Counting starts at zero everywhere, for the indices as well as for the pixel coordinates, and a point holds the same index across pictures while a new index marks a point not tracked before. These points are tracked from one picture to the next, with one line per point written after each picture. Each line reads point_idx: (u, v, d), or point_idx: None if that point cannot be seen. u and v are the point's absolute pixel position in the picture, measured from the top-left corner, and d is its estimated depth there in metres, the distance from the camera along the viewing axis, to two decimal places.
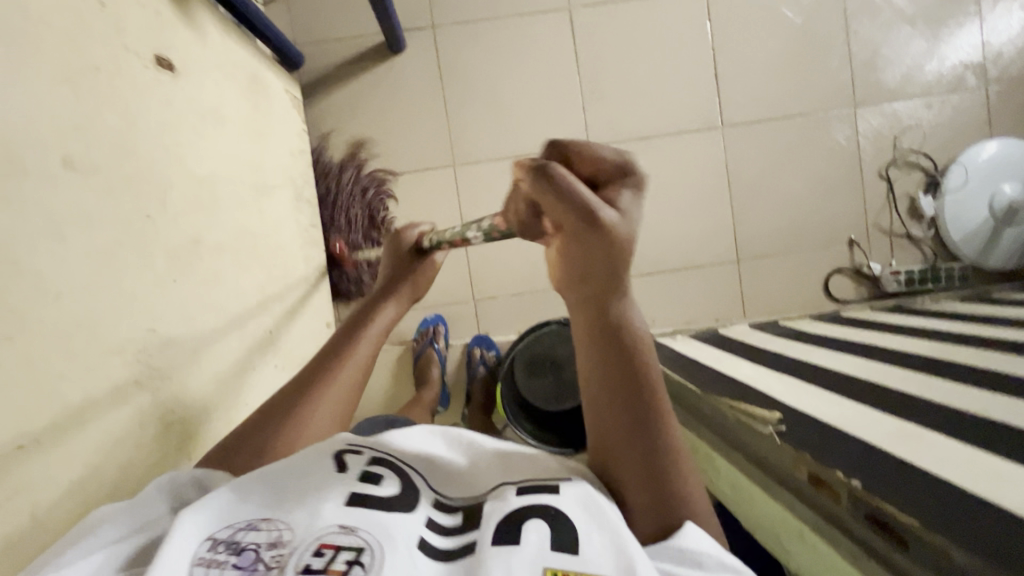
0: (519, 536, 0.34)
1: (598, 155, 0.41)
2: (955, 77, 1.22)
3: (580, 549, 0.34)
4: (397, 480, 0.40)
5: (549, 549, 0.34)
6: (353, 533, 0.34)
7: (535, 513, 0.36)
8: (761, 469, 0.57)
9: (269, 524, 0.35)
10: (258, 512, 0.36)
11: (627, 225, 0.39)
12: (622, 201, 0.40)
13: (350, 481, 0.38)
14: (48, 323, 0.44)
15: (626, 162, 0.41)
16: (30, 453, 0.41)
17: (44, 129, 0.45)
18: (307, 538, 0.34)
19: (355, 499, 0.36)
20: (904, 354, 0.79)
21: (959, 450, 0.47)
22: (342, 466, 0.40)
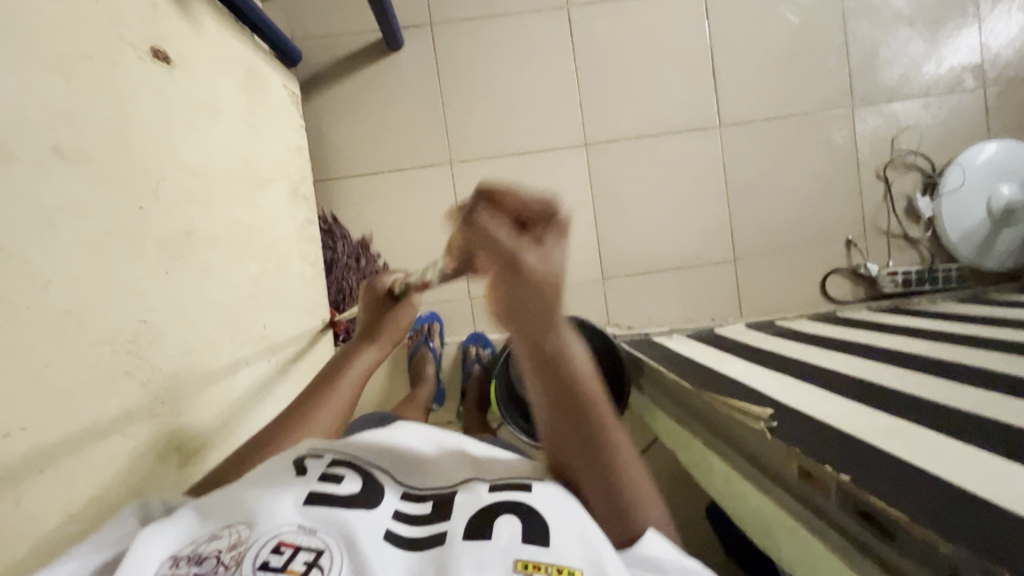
0: (491, 532, 0.39)
1: (522, 197, 0.41)
2: (953, 78, 1.22)
3: (550, 541, 0.39)
4: (358, 479, 0.44)
5: (521, 542, 0.39)
6: (313, 535, 0.37)
7: (505, 509, 0.42)
8: (753, 464, 0.56)
9: (229, 530, 0.38)
10: (218, 522, 0.39)
11: (549, 267, 0.41)
12: (547, 242, 0.41)
13: (310, 483, 0.42)
14: (37, 311, 0.44)
15: (551, 202, 0.41)
16: (17, 443, 0.41)
17: (36, 116, 0.45)
18: (265, 537, 0.37)
19: (314, 500, 0.40)
20: (899, 353, 0.78)
21: (952, 448, 0.46)
22: (302, 470, 0.44)
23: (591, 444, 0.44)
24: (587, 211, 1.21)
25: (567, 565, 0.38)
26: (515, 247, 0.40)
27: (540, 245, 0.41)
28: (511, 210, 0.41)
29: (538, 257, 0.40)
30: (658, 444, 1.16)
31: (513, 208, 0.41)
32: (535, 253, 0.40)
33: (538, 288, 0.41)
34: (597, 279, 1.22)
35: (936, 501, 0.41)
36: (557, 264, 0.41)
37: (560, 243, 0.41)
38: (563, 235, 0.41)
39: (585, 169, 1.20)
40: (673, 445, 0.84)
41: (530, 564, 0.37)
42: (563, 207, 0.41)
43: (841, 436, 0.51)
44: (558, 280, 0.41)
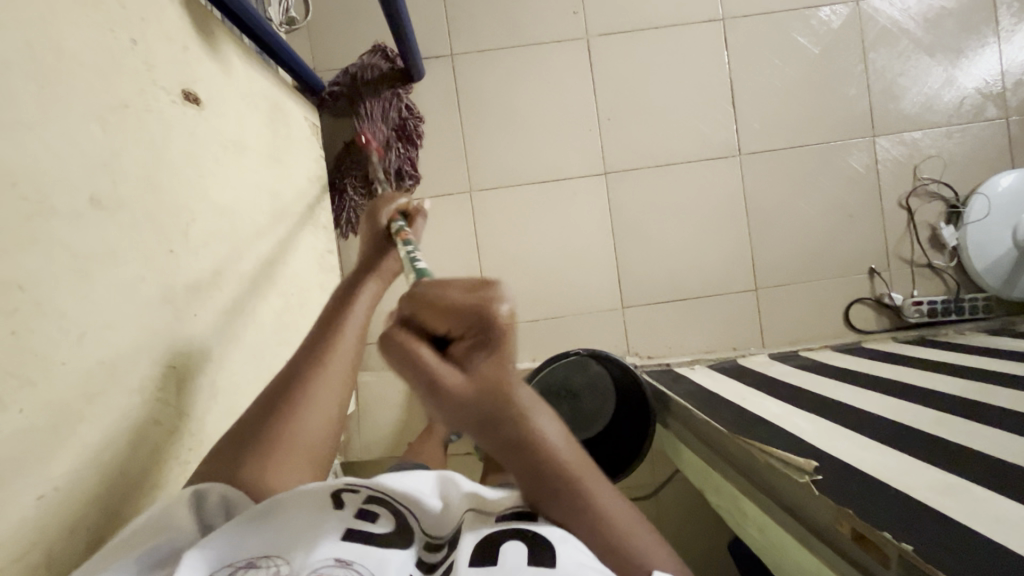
0: (496, 558, 0.38)
1: (445, 306, 0.35)
2: (975, 106, 1.22)
3: (557, 562, 0.37)
4: (393, 518, 0.43)
5: (525, 565, 0.37)
6: (347, 569, 0.37)
7: (510, 536, 0.40)
8: (794, 517, 0.54)
9: (268, 562, 0.38)
10: (257, 551, 0.38)
11: (476, 387, 0.34)
12: (474, 358, 0.34)
13: (348, 518, 0.41)
14: (72, 366, 0.43)
15: (482, 311, 0.34)
16: (49, 504, 0.40)
17: (75, 170, 0.45)
18: (302, 568, 0.37)
19: (351, 536, 0.40)
20: (936, 392, 0.76)
21: (1012, 512, 0.44)
22: (339, 502, 0.43)
23: (573, 507, 0.40)
24: (606, 240, 1.20)
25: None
26: (434, 371, 0.34)
27: (472, 358, 0.34)
28: (440, 319, 0.35)
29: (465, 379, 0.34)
30: (679, 477, 1.14)
31: (440, 318, 0.35)
32: (463, 375, 0.34)
33: (477, 409, 0.34)
34: (616, 308, 1.20)
35: (999, 571, 0.39)
36: (492, 379, 0.34)
37: (497, 354, 0.34)
38: (502, 346, 0.34)
39: (604, 197, 1.19)
40: (701, 483, 0.82)
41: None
42: (500, 313, 0.34)
43: (891, 495, 0.50)
44: (502, 387, 0.34)
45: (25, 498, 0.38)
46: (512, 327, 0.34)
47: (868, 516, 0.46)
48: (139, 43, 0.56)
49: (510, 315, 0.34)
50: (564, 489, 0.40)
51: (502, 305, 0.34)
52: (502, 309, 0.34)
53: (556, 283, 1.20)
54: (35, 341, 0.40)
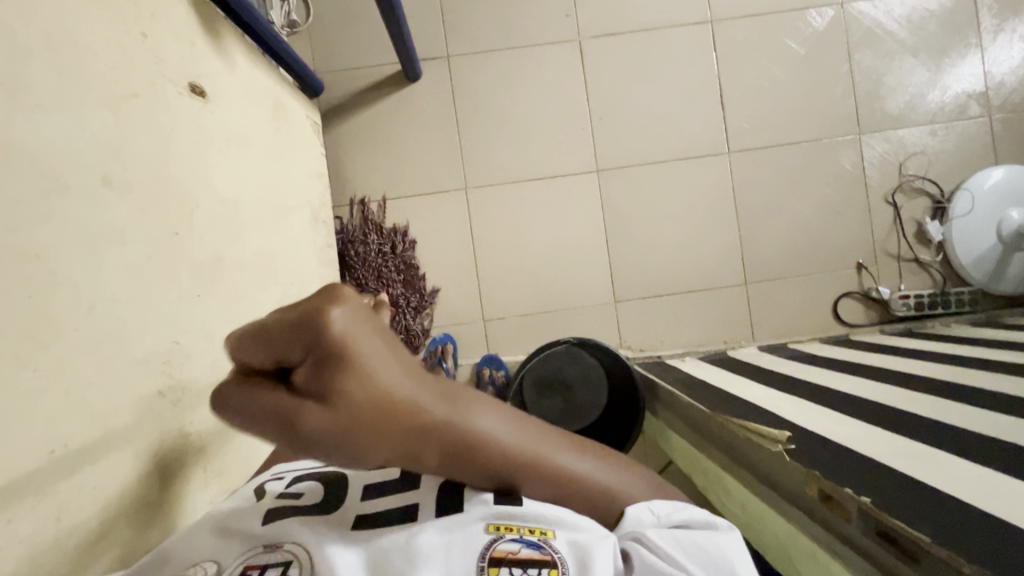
0: (461, 503, 0.37)
1: (264, 339, 0.28)
2: (958, 105, 1.25)
3: (523, 500, 0.36)
4: (319, 486, 0.41)
5: (490, 504, 0.36)
6: (276, 551, 0.35)
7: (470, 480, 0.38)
8: (772, 487, 0.56)
9: (195, 566, 0.36)
10: (182, 559, 0.37)
11: (352, 416, 0.28)
12: (329, 384, 0.27)
13: (269, 501, 0.39)
14: (82, 334, 0.45)
15: (305, 331, 0.27)
16: (60, 460, 0.43)
17: (87, 152, 0.48)
18: (230, 563, 0.35)
19: (275, 515, 0.37)
20: (915, 376, 0.79)
21: (974, 474, 0.47)
22: (258, 493, 0.40)
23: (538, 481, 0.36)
24: (599, 236, 1.23)
25: (541, 527, 0.36)
26: (295, 416, 0.28)
27: (323, 387, 0.28)
28: (260, 353, 0.29)
29: (332, 410, 0.28)
30: (672, 469, 1.15)
31: (264, 355, 0.28)
32: (324, 406, 0.28)
33: (364, 437, 0.29)
34: (609, 303, 1.23)
35: (954, 522, 0.41)
36: (360, 400, 0.28)
37: (350, 371, 0.27)
38: (351, 361, 0.27)
39: (596, 195, 1.23)
40: (688, 468, 0.84)
41: (504, 526, 0.36)
42: (330, 325, 0.27)
43: (863, 461, 0.52)
44: (381, 401, 0.28)
45: (38, 452, 0.41)
46: (355, 335, 0.27)
47: (836, 479, 0.48)
48: (148, 38, 0.59)
49: (341, 320, 0.27)
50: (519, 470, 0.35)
51: (331, 311, 0.26)
52: (324, 322, 0.26)
53: (551, 278, 1.22)
54: (50, 307, 0.43)
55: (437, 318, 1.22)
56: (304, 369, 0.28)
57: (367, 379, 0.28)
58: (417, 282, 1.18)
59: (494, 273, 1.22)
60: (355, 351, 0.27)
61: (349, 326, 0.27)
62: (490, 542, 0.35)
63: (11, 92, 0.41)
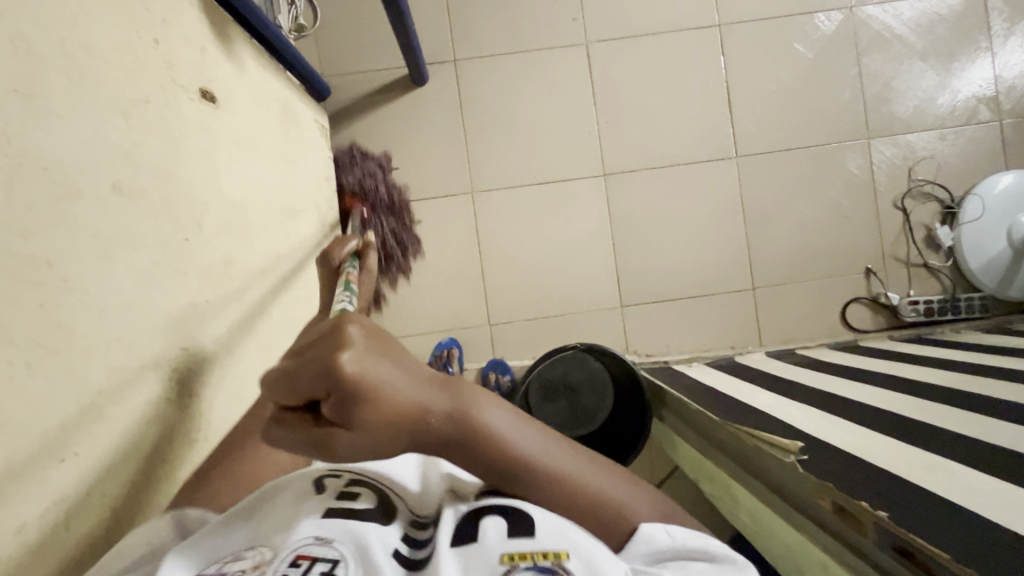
0: (477, 533, 0.37)
1: (288, 377, 0.28)
2: (968, 109, 1.24)
3: (536, 532, 0.36)
4: (375, 493, 0.40)
5: (507, 537, 0.36)
6: (328, 546, 0.36)
7: (490, 510, 0.38)
8: (781, 496, 0.56)
9: (253, 551, 0.37)
10: (243, 542, 0.38)
11: (376, 432, 0.30)
12: (355, 413, 0.28)
13: (327, 499, 0.39)
14: (92, 341, 0.45)
15: (325, 368, 0.27)
16: (68, 467, 0.43)
17: (99, 158, 0.48)
18: (284, 552, 0.36)
19: (331, 513, 0.38)
20: (926, 384, 0.78)
21: (990, 484, 0.46)
22: (319, 487, 0.41)
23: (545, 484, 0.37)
24: (606, 240, 1.22)
25: (554, 550, 0.35)
26: (324, 444, 0.29)
27: (344, 418, 0.28)
28: (285, 395, 0.28)
29: (359, 433, 0.29)
30: (678, 475, 1.14)
31: (287, 394, 0.28)
32: (347, 434, 0.29)
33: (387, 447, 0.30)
34: (615, 307, 1.23)
35: (970, 535, 0.41)
36: (380, 422, 0.29)
37: (367, 398, 0.28)
38: (368, 391, 0.28)
39: (603, 199, 1.22)
40: (695, 474, 0.83)
41: (517, 555, 0.35)
42: (347, 364, 0.28)
43: (876, 472, 0.51)
44: (396, 417, 0.30)
45: (46, 460, 0.41)
46: (368, 368, 0.29)
47: (851, 492, 0.48)
48: (160, 43, 0.59)
49: (355, 356, 0.28)
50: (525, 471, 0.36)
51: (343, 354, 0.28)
52: (343, 359, 0.28)
53: (557, 282, 1.22)
54: (61, 313, 0.43)
55: (443, 321, 1.21)
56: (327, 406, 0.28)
57: (385, 401, 0.29)
58: (404, 215, 1.19)
59: (500, 276, 1.22)
60: (372, 379, 0.29)
61: (364, 359, 0.29)
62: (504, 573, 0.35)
63: (24, 99, 0.41)
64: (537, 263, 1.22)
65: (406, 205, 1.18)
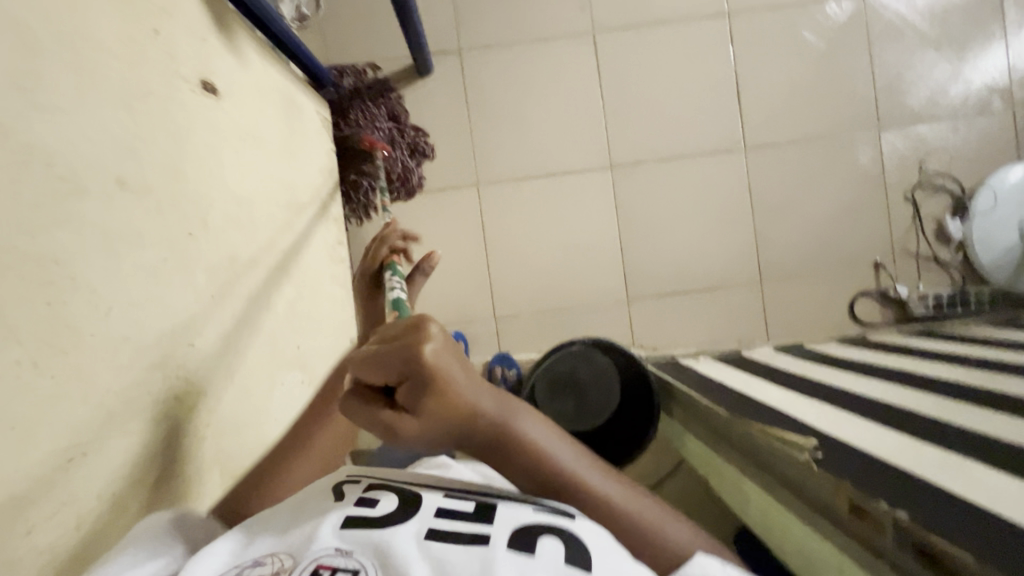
0: (533, 549, 0.34)
1: (378, 363, 0.36)
2: (980, 100, 1.22)
3: (593, 566, 0.34)
4: (396, 499, 0.39)
5: (562, 564, 0.34)
6: (350, 556, 0.33)
7: (549, 530, 0.36)
8: (798, 496, 0.55)
9: (272, 558, 0.35)
10: (263, 550, 0.36)
11: (429, 417, 0.37)
12: (419, 399, 0.37)
13: (348, 507, 0.38)
14: (99, 339, 0.45)
15: (409, 358, 0.36)
16: (79, 467, 0.42)
17: (102, 153, 0.47)
18: (304, 560, 0.33)
19: (351, 523, 0.36)
20: (938, 379, 0.77)
21: (1010, 482, 0.45)
22: (339, 496, 0.40)
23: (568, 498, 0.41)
24: (612, 233, 1.21)
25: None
26: (393, 419, 0.37)
27: (416, 400, 0.37)
28: (375, 377, 0.37)
29: (419, 416, 0.37)
30: (683, 470, 1.14)
31: (374, 375, 0.36)
32: (416, 414, 0.37)
33: (438, 431, 0.38)
34: (621, 301, 1.22)
35: (990, 533, 0.40)
36: (439, 409, 0.37)
37: (437, 387, 0.37)
38: (439, 380, 0.37)
39: (609, 192, 1.21)
40: (704, 470, 0.83)
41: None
42: (427, 355, 0.36)
43: (892, 470, 0.50)
44: (450, 408, 0.38)
45: (56, 460, 0.40)
46: (440, 361, 0.37)
47: (868, 491, 0.47)
48: (162, 34, 0.58)
49: (434, 350, 0.37)
50: (552, 477, 0.41)
51: (426, 347, 0.36)
52: (425, 350, 0.36)
53: (562, 276, 1.21)
54: (69, 312, 0.42)
55: (449, 315, 1.21)
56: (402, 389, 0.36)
57: (445, 394, 0.37)
58: (405, 121, 1.14)
59: (506, 269, 1.21)
60: (441, 371, 0.37)
61: (439, 355, 0.37)
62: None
63: (25, 92, 0.40)
64: (543, 256, 1.21)
65: (404, 109, 1.13)
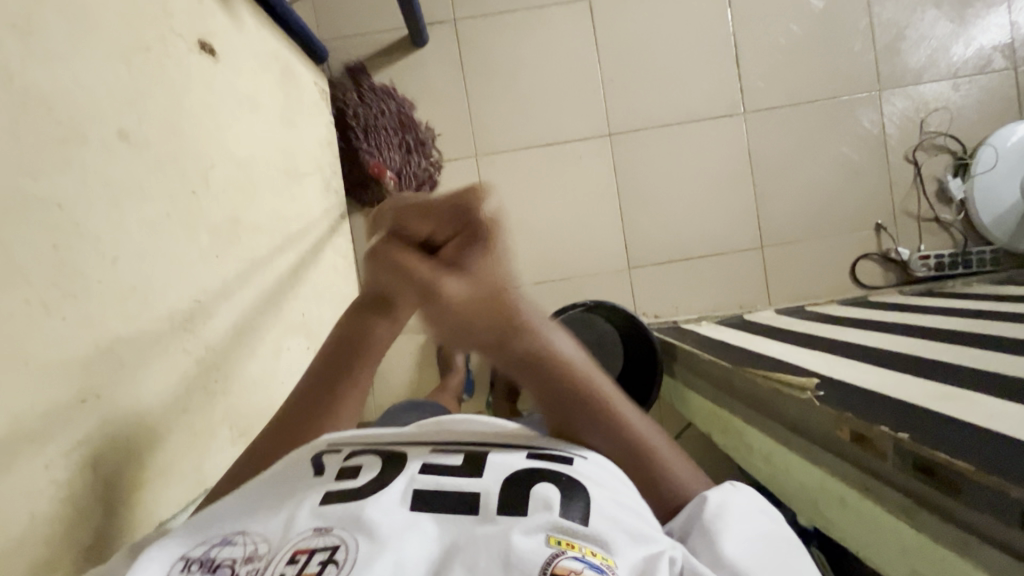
0: (527, 505, 0.33)
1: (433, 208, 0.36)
2: (982, 59, 1.20)
3: (590, 520, 0.33)
4: (379, 463, 0.37)
5: (557, 517, 0.33)
6: (327, 534, 0.31)
7: (545, 480, 0.35)
8: (800, 434, 0.56)
9: (245, 538, 0.33)
10: (234, 526, 0.34)
11: (471, 284, 0.36)
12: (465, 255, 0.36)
13: (326, 481, 0.36)
14: (107, 287, 0.45)
15: (467, 209, 0.35)
16: (93, 410, 0.43)
17: (103, 104, 0.47)
18: (279, 546, 0.32)
19: (330, 498, 0.34)
20: (940, 329, 0.77)
21: (1007, 407, 0.46)
22: (318, 468, 0.37)
23: (592, 422, 0.41)
24: (611, 201, 1.21)
25: (606, 552, 0.32)
26: (432, 273, 0.36)
27: (462, 261, 0.36)
28: (425, 222, 0.37)
29: (460, 274, 0.36)
30: (686, 435, 1.14)
31: (425, 222, 0.37)
32: (457, 271, 0.36)
33: (476, 304, 0.36)
34: (622, 269, 1.22)
35: (988, 446, 0.40)
36: (483, 273, 0.36)
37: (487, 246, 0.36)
38: (493, 240, 0.36)
39: (609, 159, 1.20)
40: (708, 427, 0.83)
41: (565, 541, 0.32)
42: (486, 210, 0.36)
43: (891, 403, 0.51)
44: (493, 282, 0.36)
45: (69, 401, 0.41)
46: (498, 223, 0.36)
47: (869, 420, 0.47)
48: None
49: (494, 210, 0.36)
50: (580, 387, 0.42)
51: (487, 202, 0.35)
52: (486, 206, 0.36)
53: (562, 246, 1.21)
54: (78, 260, 0.43)
55: None
56: (448, 241, 0.36)
57: (492, 265, 0.36)
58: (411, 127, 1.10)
59: None
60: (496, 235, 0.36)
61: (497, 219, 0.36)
62: (551, 556, 0.30)
63: (23, 35, 0.40)
64: (543, 226, 1.21)
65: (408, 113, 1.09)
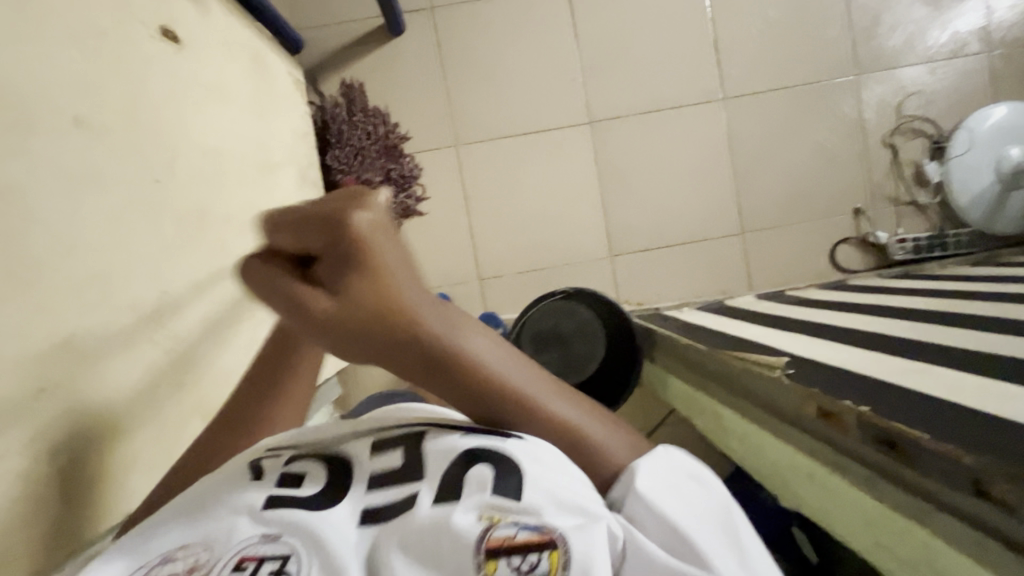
0: (461, 490, 0.33)
1: (294, 223, 0.29)
2: (957, 42, 1.21)
3: (523, 494, 0.32)
4: (321, 471, 0.36)
5: (491, 497, 0.32)
6: (276, 542, 0.32)
7: (478, 458, 0.34)
8: (770, 412, 0.57)
9: (189, 550, 0.33)
10: (173, 542, 0.34)
11: (351, 308, 0.30)
12: (340, 275, 0.30)
13: (268, 485, 0.35)
14: (66, 275, 0.45)
15: (335, 222, 0.29)
16: (52, 399, 0.43)
17: (57, 89, 0.46)
18: (225, 554, 0.32)
19: (272, 503, 0.34)
20: (912, 309, 0.78)
21: (968, 380, 0.46)
22: (256, 473, 0.36)
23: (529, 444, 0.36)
24: (592, 189, 1.21)
25: (541, 523, 0.31)
26: (304, 299, 0.30)
27: (340, 275, 0.30)
28: (284, 236, 0.30)
29: (334, 297, 0.30)
30: (669, 420, 1.15)
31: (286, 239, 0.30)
32: (332, 295, 0.30)
33: (359, 329, 0.30)
34: (605, 257, 1.22)
35: (944, 417, 0.41)
36: (364, 293, 0.30)
37: (364, 261, 0.30)
38: (367, 255, 0.29)
39: (589, 147, 1.20)
40: (687, 410, 0.84)
41: (499, 518, 0.32)
42: (355, 222, 0.29)
43: (856, 378, 0.51)
44: (379, 301, 0.30)
45: (25, 391, 0.40)
46: (373, 235, 0.30)
47: (834, 395, 0.48)
48: None
49: (366, 219, 0.29)
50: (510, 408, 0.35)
51: (356, 211, 0.29)
52: (359, 216, 0.29)
53: (544, 234, 1.21)
54: (33, 248, 0.42)
55: (433, 277, 1.21)
56: (320, 258, 0.30)
57: (368, 284, 0.30)
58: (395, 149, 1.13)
59: (488, 229, 1.20)
60: (371, 246, 0.30)
61: (375, 229, 0.30)
62: (484, 531, 0.31)
63: None
64: (524, 215, 1.20)
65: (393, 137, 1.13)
